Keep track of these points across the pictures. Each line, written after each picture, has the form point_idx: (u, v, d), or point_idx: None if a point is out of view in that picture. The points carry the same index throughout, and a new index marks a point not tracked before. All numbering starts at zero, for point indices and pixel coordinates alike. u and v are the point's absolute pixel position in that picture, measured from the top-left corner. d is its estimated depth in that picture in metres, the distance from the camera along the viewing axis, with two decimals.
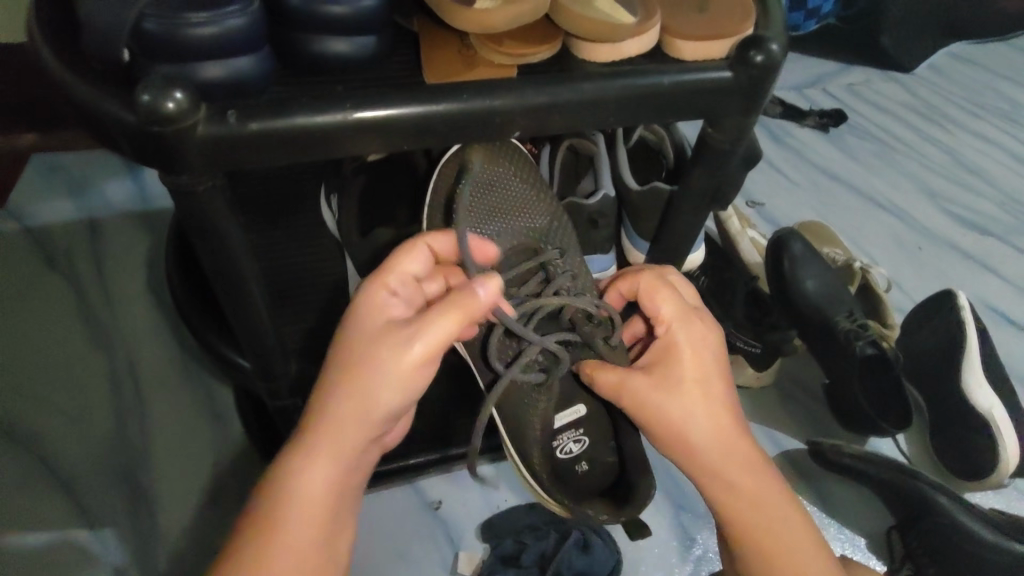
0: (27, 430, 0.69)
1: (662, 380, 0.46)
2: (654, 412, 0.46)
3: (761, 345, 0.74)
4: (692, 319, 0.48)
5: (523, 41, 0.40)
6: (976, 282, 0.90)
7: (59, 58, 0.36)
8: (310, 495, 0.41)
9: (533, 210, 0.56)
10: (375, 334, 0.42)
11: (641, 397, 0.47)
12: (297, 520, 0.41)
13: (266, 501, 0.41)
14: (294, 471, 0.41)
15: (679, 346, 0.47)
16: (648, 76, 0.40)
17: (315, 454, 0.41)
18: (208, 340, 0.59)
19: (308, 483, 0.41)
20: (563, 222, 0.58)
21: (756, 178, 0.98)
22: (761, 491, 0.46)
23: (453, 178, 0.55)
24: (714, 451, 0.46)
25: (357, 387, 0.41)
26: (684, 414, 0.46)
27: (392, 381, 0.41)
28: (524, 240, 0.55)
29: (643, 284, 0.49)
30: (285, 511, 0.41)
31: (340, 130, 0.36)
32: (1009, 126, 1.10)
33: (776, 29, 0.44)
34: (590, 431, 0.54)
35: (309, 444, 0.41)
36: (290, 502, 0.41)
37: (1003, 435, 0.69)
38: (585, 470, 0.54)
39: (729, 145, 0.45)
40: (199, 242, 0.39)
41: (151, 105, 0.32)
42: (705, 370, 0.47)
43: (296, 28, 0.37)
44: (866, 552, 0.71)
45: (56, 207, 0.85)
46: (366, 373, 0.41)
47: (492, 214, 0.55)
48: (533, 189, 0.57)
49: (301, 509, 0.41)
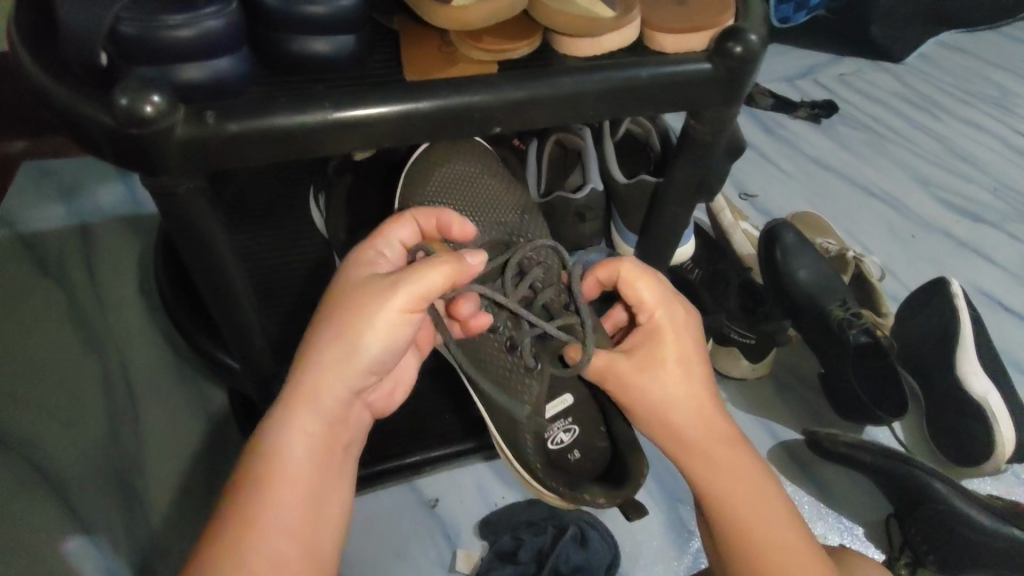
0: (25, 437, 0.69)
1: (641, 362, 0.46)
2: (633, 395, 0.46)
3: (755, 337, 0.74)
4: (675, 305, 0.47)
5: (503, 37, 0.40)
6: (970, 269, 0.90)
7: (38, 63, 0.36)
8: (297, 450, 0.42)
9: (501, 204, 0.56)
10: (358, 292, 0.43)
11: (621, 380, 0.47)
12: (289, 469, 0.42)
13: (255, 468, 0.41)
14: (282, 424, 0.42)
15: (664, 331, 0.47)
16: (626, 70, 0.41)
17: (301, 406, 0.42)
18: (199, 343, 0.58)
19: (293, 440, 0.42)
20: (534, 217, 0.57)
21: (747, 168, 0.99)
22: (739, 473, 0.46)
23: (419, 183, 0.55)
24: (689, 428, 0.46)
25: (346, 335, 0.42)
26: (661, 393, 0.46)
27: (372, 337, 0.43)
28: (495, 235, 0.54)
29: (627, 274, 0.46)
30: (276, 461, 0.41)
31: (320, 128, 0.37)
32: (1002, 112, 1.10)
33: (756, 19, 0.44)
34: (580, 420, 0.54)
35: (298, 397, 0.42)
36: (282, 455, 0.41)
37: (997, 419, 0.69)
38: (577, 458, 0.53)
39: (711, 136, 0.45)
40: (183, 243, 0.39)
41: (130, 108, 0.32)
42: (685, 354, 0.47)
43: (273, 28, 0.37)
44: (864, 541, 0.71)
45: (49, 213, 0.85)
46: (349, 332, 0.42)
47: (456, 216, 0.55)
48: (501, 185, 0.57)
49: (290, 462, 0.42)
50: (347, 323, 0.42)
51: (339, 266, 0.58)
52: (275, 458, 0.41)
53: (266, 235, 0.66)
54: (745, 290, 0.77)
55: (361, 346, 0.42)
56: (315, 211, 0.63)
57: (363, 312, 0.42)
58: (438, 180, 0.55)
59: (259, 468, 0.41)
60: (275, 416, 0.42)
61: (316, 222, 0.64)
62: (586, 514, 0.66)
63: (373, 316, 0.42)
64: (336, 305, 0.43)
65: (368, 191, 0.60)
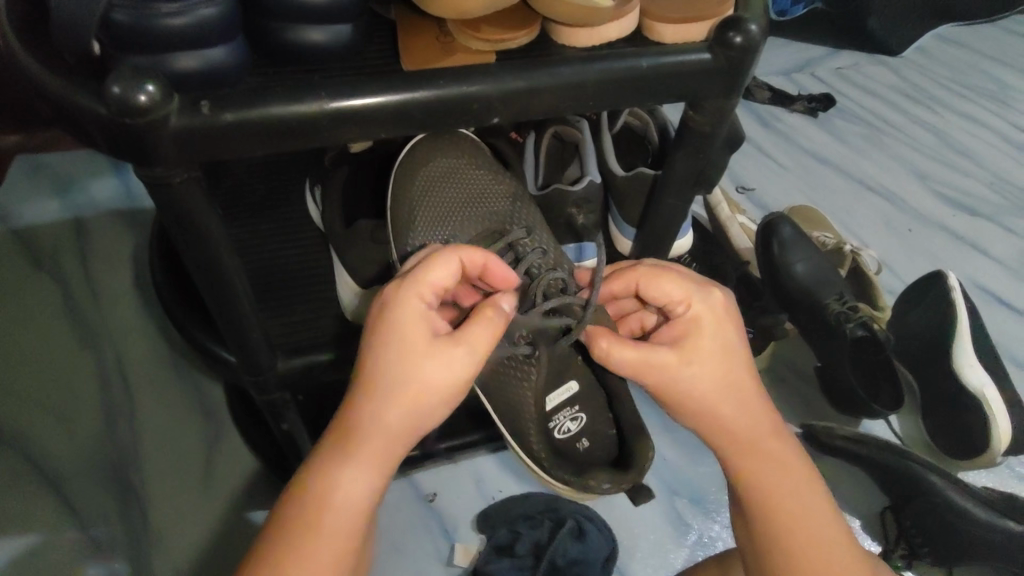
0: (19, 432, 0.69)
1: (690, 354, 0.44)
2: (683, 389, 0.44)
3: (753, 330, 0.76)
4: (705, 290, 0.46)
5: (501, 27, 0.40)
6: (966, 263, 0.90)
7: (31, 52, 0.36)
8: (343, 504, 0.37)
9: (492, 194, 0.55)
10: (418, 341, 0.39)
11: (671, 377, 0.44)
12: (329, 529, 0.37)
13: (295, 518, 0.37)
14: (329, 475, 0.37)
15: (703, 319, 0.45)
16: (624, 61, 0.40)
17: (349, 460, 0.38)
18: (194, 336, 0.58)
19: (342, 489, 0.37)
20: (526, 202, 0.56)
21: (744, 162, 0.99)
22: (784, 463, 0.45)
23: (408, 178, 0.55)
24: (740, 421, 0.45)
25: (406, 397, 0.38)
26: (710, 387, 0.44)
27: (432, 391, 0.38)
28: (486, 227, 0.54)
29: (642, 275, 0.46)
30: (313, 516, 0.37)
31: (317, 120, 0.36)
32: (998, 106, 1.10)
33: (756, 10, 0.44)
34: (587, 408, 0.53)
35: (352, 442, 0.38)
36: (329, 508, 0.37)
37: (995, 413, 0.68)
38: (586, 446, 0.52)
39: (711, 127, 0.45)
40: (179, 235, 0.39)
41: (123, 97, 0.32)
42: (728, 347, 0.45)
43: (268, 17, 0.36)
44: (860, 533, 0.71)
45: (43, 206, 0.84)
46: (398, 377, 0.38)
47: (446, 211, 0.54)
48: (489, 175, 0.56)
49: (333, 519, 0.37)
50: (408, 375, 0.38)
51: (334, 257, 0.58)
52: (318, 510, 0.37)
53: (263, 226, 0.65)
54: (744, 283, 0.79)
55: (421, 402, 0.38)
56: (311, 204, 0.62)
57: (438, 372, 0.38)
58: (426, 175, 0.55)
59: (294, 527, 0.37)
60: (313, 465, 0.38)
61: (312, 214, 0.63)
62: (584, 507, 0.67)
63: (437, 370, 0.38)
64: (383, 339, 0.39)
65: (361, 186, 0.61)
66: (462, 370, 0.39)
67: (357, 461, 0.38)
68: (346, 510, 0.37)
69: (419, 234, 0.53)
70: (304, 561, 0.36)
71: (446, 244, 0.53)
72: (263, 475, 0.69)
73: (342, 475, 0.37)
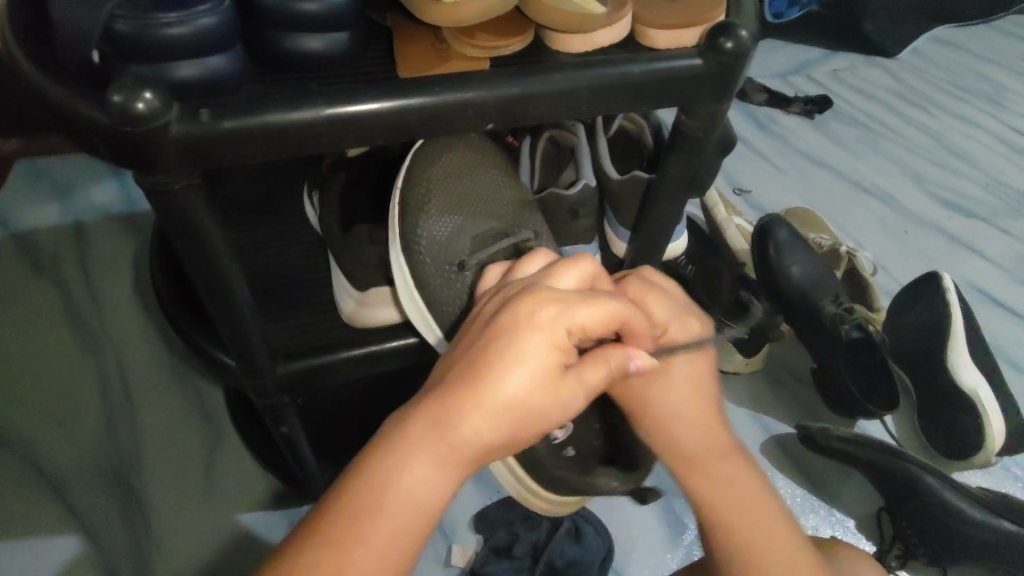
0: (22, 437, 0.69)
1: (655, 373, 0.44)
2: (637, 403, 0.45)
3: (749, 330, 0.74)
4: (685, 314, 0.46)
5: (496, 34, 0.40)
6: (961, 264, 0.91)
7: (34, 63, 0.36)
8: (414, 500, 0.35)
9: (504, 197, 0.58)
10: (541, 368, 0.36)
11: (633, 389, 0.45)
12: (392, 522, 0.35)
13: (356, 507, 0.35)
14: (406, 470, 0.35)
15: (676, 344, 0.45)
16: (616, 67, 0.41)
17: (431, 461, 0.35)
18: (194, 340, 0.58)
19: (416, 485, 0.35)
20: (535, 208, 0.59)
21: (741, 165, 0.99)
22: (731, 479, 0.47)
23: (424, 163, 0.55)
24: (690, 437, 0.46)
25: (509, 416, 0.36)
26: (665, 404, 0.45)
27: (534, 416, 0.36)
28: (496, 226, 0.56)
29: (633, 290, 0.45)
30: (381, 507, 0.35)
31: (315, 126, 0.37)
32: (992, 106, 1.10)
33: (747, 16, 0.44)
34: (572, 415, 0.53)
35: (439, 443, 0.35)
36: (395, 502, 0.35)
37: (988, 413, 0.69)
38: (573, 454, 0.51)
39: (703, 131, 0.46)
40: (178, 240, 0.39)
41: (124, 106, 0.32)
42: (694, 373, 0.46)
43: (266, 25, 0.37)
44: (856, 534, 0.72)
45: (43, 212, 0.84)
46: (507, 396, 0.35)
47: (457, 205, 0.55)
48: (503, 179, 0.59)
49: (400, 514, 0.35)
50: (517, 399, 0.35)
51: (333, 261, 0.58)
52: (387, 503, 0.35)
53: (261, 231, 0.66)
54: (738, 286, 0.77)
55: (521, 424, 0.36)
56: (310, 208, 0.63)
57: (549, 402, 0.36)
58: (443, 163, 0.56)
59: (349, 511, 0.35)
60: (393, 458, 0.35)
61: (310, 218, 0.64)
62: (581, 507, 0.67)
63: (545, 399, 0.36)
64: (504, 351, 0.35)
65: (361, 189, 0.61)
66: (569, 404, 0.37)
67: (439, 460, 0.35)
68: (414, 507, 0.35)
69: (431, 222, 0.53)
70: (358, 553, 0.34)
71: (455, 236, 0.54)
72: (264, 478, 0.69)
73: (417, 475, 0.35)
